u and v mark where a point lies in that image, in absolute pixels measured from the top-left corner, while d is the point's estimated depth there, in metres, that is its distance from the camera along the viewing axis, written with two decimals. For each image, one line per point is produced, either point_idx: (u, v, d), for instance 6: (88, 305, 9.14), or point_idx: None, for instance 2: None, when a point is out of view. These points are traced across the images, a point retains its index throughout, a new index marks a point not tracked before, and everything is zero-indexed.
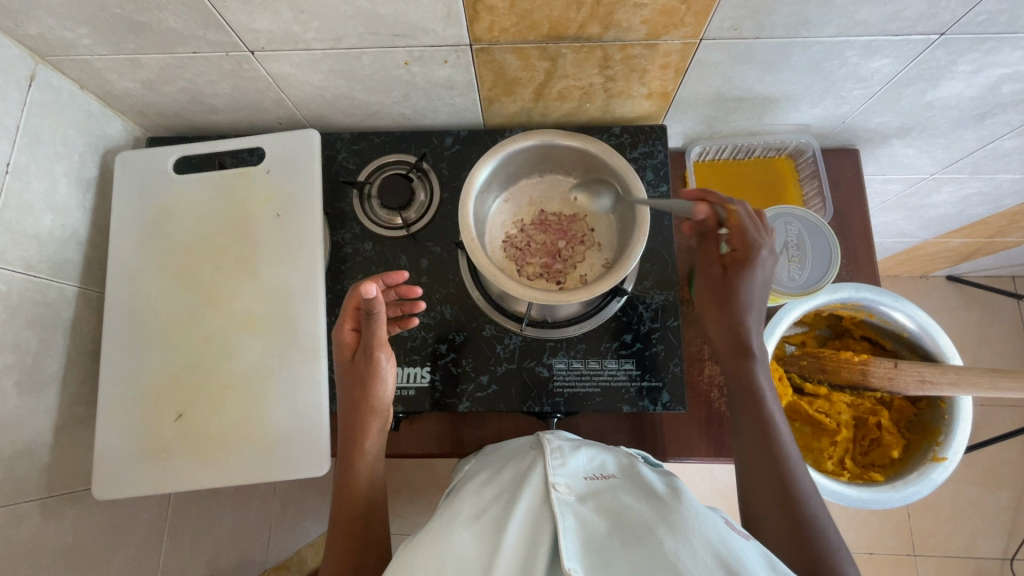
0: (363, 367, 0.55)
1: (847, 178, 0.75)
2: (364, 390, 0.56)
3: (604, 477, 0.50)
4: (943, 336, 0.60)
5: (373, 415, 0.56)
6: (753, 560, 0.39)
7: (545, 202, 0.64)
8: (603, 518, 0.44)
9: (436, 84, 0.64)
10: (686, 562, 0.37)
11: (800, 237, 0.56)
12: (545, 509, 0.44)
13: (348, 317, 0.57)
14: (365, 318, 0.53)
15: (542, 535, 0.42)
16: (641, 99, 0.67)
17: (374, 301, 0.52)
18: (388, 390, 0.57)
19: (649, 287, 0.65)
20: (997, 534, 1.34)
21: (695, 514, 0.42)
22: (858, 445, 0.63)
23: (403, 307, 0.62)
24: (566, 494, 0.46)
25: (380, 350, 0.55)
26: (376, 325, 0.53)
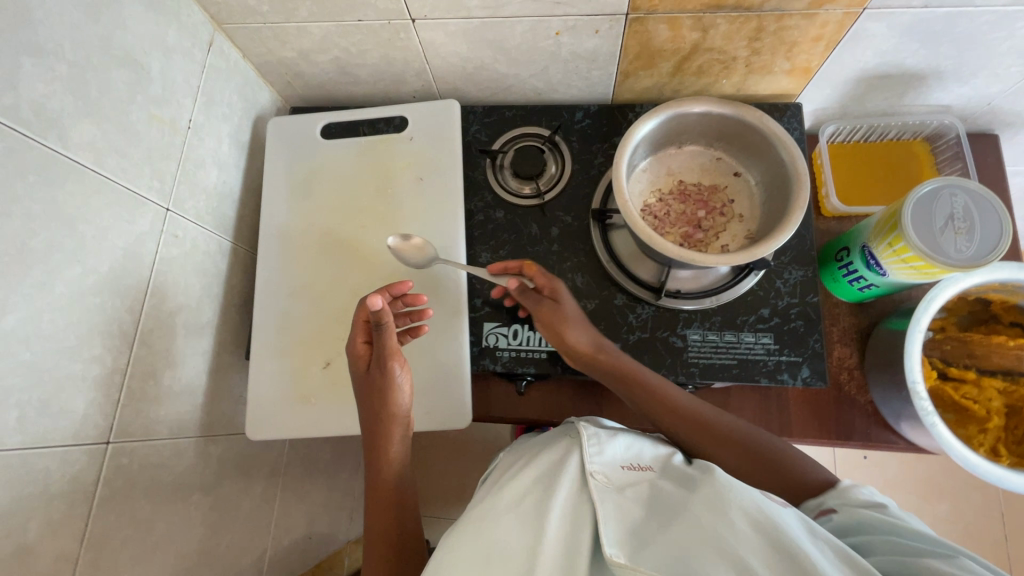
0: (377, 376, 0.56)
1: (987, 163, 0.73)
2: (382, 399, 0.56)
3: (642, 467, 0.51)
4: None
5: (397, 421, 0.56)
6: (794, 524, 0.40)
7: (683, 173, 0.65)
8: (641, 509, 0.45)
9: (579, 56, 0.65)
10: (731, 541, 0.38)
11: (967, 208, 0.54)
12: (585, 498, 0.46)
13: (359, 330, 0.57)
14: (375, 329, 0.54)
15: (583, 526, 0.43)
16: (781, 75, 0.67)
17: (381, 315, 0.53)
18: (406, 397, 0.57)
19: (786, 263, 0.65)
20: None
21: (729, 486, 0.43)
22: (1011, 433, 0.61)
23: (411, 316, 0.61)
24: (604, 483, 0.47)
25: (391, 359, 0.55)
26: (385, 335, 0.55)
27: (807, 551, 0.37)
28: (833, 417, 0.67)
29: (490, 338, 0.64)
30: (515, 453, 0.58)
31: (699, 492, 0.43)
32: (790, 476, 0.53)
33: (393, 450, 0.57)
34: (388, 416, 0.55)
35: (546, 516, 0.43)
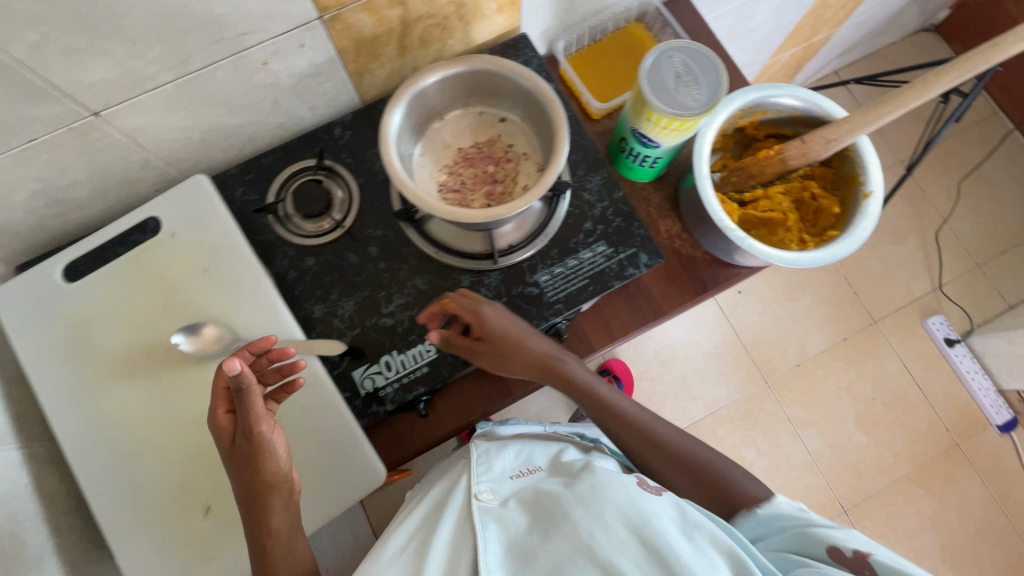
0: (246, 446, 0.48)
1: (690, 18, 0.82)
2: (254, 471, 0.48)
3: (528, 473, 0.67)
4: (824, 99, 0.68)
5: (278, 489, 0.49)
6: (670, 516, 0.54)
7: (458, 140, 0.65)
8: (521, 513, 0.59)
9: (301, 76, 0.62)
10: (596, 534, 0.52)
11: (686, 63, 0.61)
12: (466, 523, 0.59)
13: (220, 400, 0.50)
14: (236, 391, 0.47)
15: (463, 549, 0.56)
16: (495, 15, 0.69)
17: (238, 374, 0.45)
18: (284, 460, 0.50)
19: (583, 173, 0.68)
20: (921, 273, 1.60)
21: (598, 484, 0.58)
22: (806, 221, 0.71)
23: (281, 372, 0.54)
24: (490, 499, 0.62)
25: (259, 423, 0.48)
26: (250, 396, 0.47)
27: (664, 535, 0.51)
28: (686, 278, 0.75)
29: (367, 383, 0.62)
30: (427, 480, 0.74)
31: (579, 488, 0.58)
32: (710, 486, 0.61)
33: (276, 524, 0.49)
34: (266, 486, 0.48)
35: (432, 548, 0.55)
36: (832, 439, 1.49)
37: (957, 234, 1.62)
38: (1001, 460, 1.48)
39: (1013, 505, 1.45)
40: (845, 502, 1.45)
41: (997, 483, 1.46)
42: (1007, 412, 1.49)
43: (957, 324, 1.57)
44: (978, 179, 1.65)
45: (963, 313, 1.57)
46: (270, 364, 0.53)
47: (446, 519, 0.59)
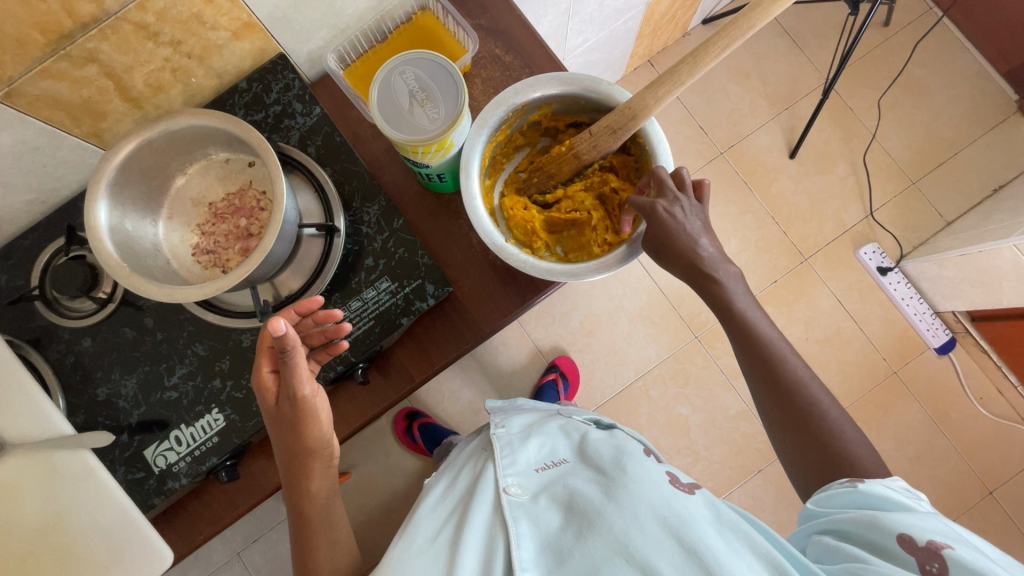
0: (289, 409, 0.56)
1: None
2: (296, 429, 0.57)
3: (557, 463, 0.75)
4: (604, 82, 0.61)
5: (314, 453, 0.59)
6: (704, 522, 0.61)
7: (207, 194, 0.60)
8: (553, 506, 0.66)
9: (18, 154, 0.57)
10: (632, 537, 0.58)
11: (418, 78, 0.55)
12: (499, 512, 0.66)
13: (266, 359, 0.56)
14: (281, 357, 0.53)
15: (496, 539, 0.63)
16: (234, 43, 0.62)
17: (292, 344, 0.52)
18: (323, 425, 0.59)
19: (359, 205, 0.65)
20: (853, 201, 1.52)
21: (635, 485, 0.65)
22: (613, 215, 0.67)
23: (326, 335, 0.59)
24: (518, 494, 0.69)
25: (303, 387, 0.56)
26: (297, 362, 0.54)
27: (695, 536, 0.57)
28: (512, 285, 0.68)
29: (159, 461, 0.61)
30: (439, 479, 0.85)
31: (617, 488, 0.65)
32: (830, 452, 0.61)
33: (315, 482, 0.62)
34: (303, 444, 0.58)
35: (467, 532, 0.64)
36: None
37: (887, 152, 1.53)
38: (939, 381, 1.46)
39: (952, 425, 1.45)
40: None
41: (935, 405, 1.45)
42: (944, 334, 1.46)
43: (892, 251, 1.51)
44: (908, 88, 1.54)
45: (897, 238, 1.51)
46: (315, 325, 0.59)
47: (479, 506, 0.67)
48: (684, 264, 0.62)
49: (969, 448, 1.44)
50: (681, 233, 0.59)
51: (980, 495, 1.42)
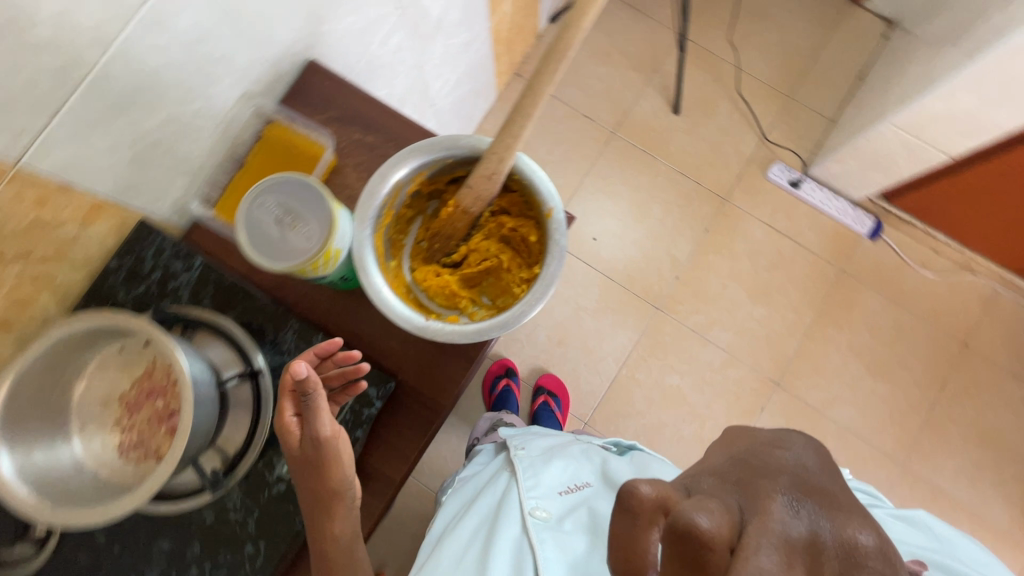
0: (313, 451, 0.55)
1: (329, 88, 0.75)
2: (319, 472, 0.55)
3: (578, 486, 0.79)
4: (463, 138, 0.63)
5: (338, 498, 0.56)
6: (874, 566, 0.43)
7: (114, 388, 0.57)
8: (580, 532, 0.73)
9: None
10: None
11: (281, 205, 0.55)
12: (525, 535, 0.71)
13: (288, 401, 0.57)
14: (305, 395, 0.54)
15: (523, 563, 0.69)
16: (89, 228, 0.60)
17: (309, 382, 0.52)
18: (345, 469, 0.57)
19: (273, 336, 0.64)
20: (744, 131, 1.61)
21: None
22: (522, 251, 0.68)
23: (346, 373, 0.61)
24: (543, 519, 0.73)
25: (323, 425, 0.55)
26: (317, 401, 0.54)
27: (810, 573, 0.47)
28: (452, 351, 0.67)
29: None
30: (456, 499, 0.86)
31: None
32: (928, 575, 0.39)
33: (341, 536, 0.57)
34: (327, 487, 0.55)
35: (496, 560, 0.69)
36: (738, 324, 1.53)
37: (755, 78, 1.62)
38: (883, 262, 1.54)
39: (909, 296, 1.53)
40: (775, 374, 1.50)
41: (888, 285, 1.53)
42: (869, 219, 1.54)
43: (795, 163, 1.60)
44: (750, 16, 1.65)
45: (794, 150, 1.60)
46: (335, 366, 0.62)
47: (508, 528, 0.72)
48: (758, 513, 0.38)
49: (932, 312, 1.52)
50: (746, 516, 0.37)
51: (958, 350, 1.50)
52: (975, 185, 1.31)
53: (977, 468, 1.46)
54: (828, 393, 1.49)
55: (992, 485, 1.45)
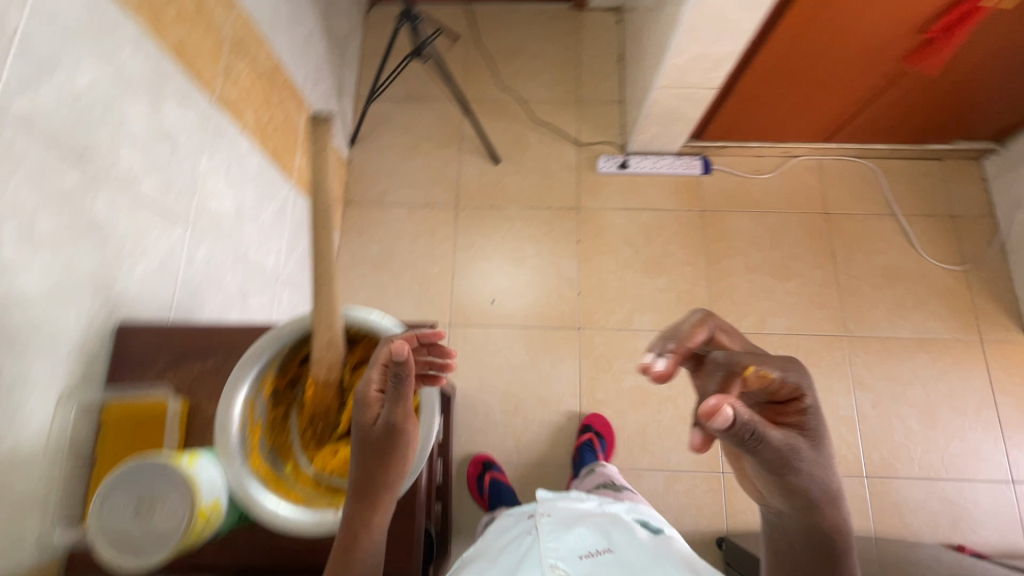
0: (379, 434, 0.57)
1: (150, 341, 0.74)
2: (380, 458, 0.57)
3: (597, 554, 0.76)
4: (285, 327, 0.64)
5: (383, 490, 0.58)
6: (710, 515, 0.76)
7: None
8: None
9: None
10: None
11: (130, 497, 0.51)
12: None
13: (378, 372, 0.57)
14: (399, 376, 0.55)
15: None
16: None
17: (405, 364, 0.55)
18: (405, 461, 0.59)
19: None
20: (559, 148, 1.77)
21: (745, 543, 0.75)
22: None
23: (431, 373, 0.62)
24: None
25: (404, 411, 0.57)
26: (403, 388, 0.56)
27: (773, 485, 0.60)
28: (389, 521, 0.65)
29: None
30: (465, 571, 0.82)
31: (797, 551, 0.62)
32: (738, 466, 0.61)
33: (373, 533, 0.58)
34: (383, 472, 0.57)
35: None
36: (651, 301, 1.62)
37: (543, 103, 1.81)
38: (726, 188, 1.71)
39: (762, 202, 1.70)
40: None
41: (741, 202, 1.70)
42: (696, 161, 1.71)
43: (615, 149, 1.76)
44: (511, 60, 1.85)
45: (607, 141, 1.76)
46: (423, 359, 0.62)
47: None
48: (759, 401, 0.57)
49: (786, 203, 1.70)
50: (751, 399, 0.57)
51: (823, 221, 1.68)
52: (747, 100, 1.47)
53: (899, 303, 1.60)
54: (755, 314, 1.60)
55: (918, 309, 1.60)
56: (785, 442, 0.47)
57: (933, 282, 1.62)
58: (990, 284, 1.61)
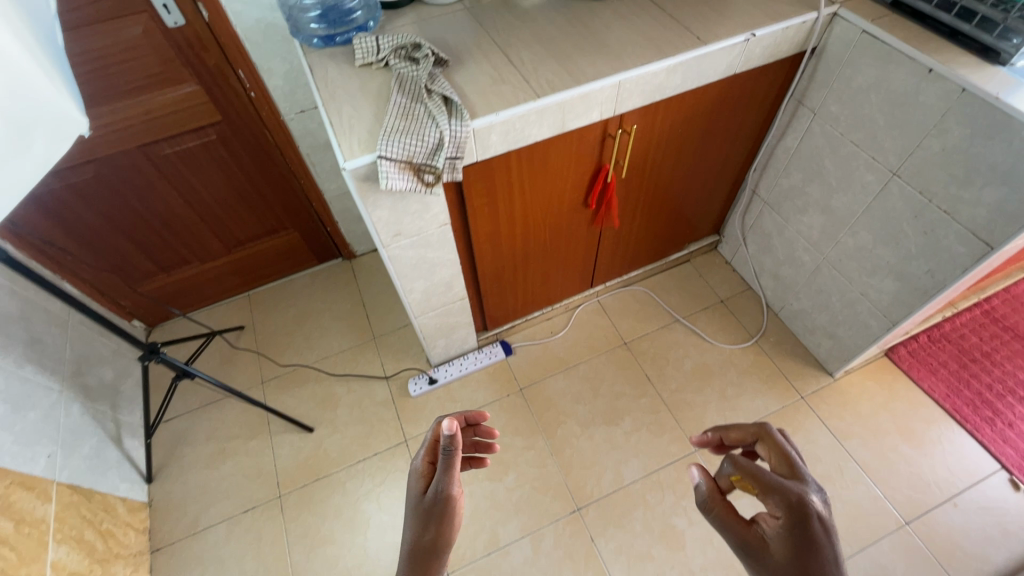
0: (440, 490, 0.82)
1: None
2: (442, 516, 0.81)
3: None
4: None
5: (441, 545, 0.79)
6: None
7: None
8: None
9: None
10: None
11: None
12: None
13: (427, 453, 0.89)
14: (450, 445, 0.80)
15: None
16: None
17: (454, 439, 0.79)
18: (455, 522, 0.82)
19: None
20: (369, 390, 1.76)
21: None
22: None
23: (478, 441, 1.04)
24: None
25: (449, 484, 0.82)
26: (451, 461, 0.81)
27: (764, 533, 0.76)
28: None
29: None
30: None
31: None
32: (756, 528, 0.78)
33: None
34: (440, 535, 0.80)
35: None
36: (509, 505, 1.53)
37: (340, 354, 1.84)
38: (533, 359, 1.79)
39: (568, 357, 1.79)
40: (570, 503, 1.52)
41: (551, 366, 1.77)
42: (497, 347, 1.79)
43: (422, 367, 1.80)
44: (299, 327, 1.92)
45: (412, 363, 1.80)
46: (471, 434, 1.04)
47: None
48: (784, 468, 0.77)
49: (589, 349, 1.80)
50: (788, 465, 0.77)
51: (626, 351, 1.79)
52: (499, 290, 1.61)
53: (723, 396, 1.67)
54: (609, 469, 1.57)
55: (739, 393, 1.68)
56: (796, 499, 0.71)
57: (738, 364, 1.74)
58: (780, 345, 1.77)
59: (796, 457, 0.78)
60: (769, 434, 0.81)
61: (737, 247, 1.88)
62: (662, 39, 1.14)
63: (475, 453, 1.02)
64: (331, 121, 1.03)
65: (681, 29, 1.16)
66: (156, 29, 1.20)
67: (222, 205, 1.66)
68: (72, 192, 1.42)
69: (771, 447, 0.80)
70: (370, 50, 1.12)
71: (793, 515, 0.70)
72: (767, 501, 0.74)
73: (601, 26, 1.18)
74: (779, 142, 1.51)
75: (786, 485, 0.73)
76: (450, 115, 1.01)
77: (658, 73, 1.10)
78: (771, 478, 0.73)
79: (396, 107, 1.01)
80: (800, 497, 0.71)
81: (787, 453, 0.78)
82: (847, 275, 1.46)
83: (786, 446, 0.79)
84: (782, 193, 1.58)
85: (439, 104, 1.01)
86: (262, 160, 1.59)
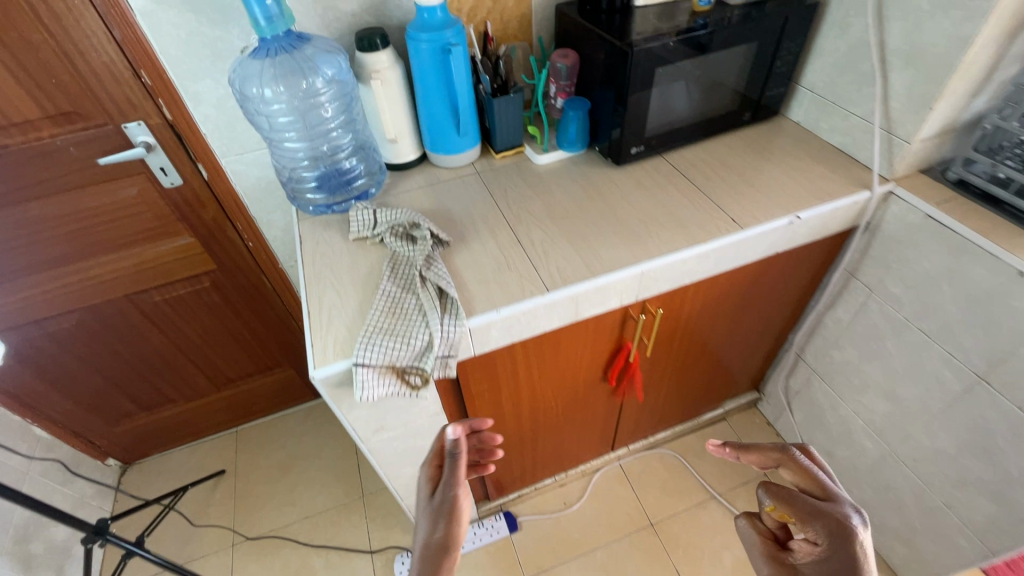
0: (447, 494, 0.63)
1: None
2: (449, 521, 0.62)
3: None
4: None
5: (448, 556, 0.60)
6: None
7: None
8: None
9: None
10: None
11: None
12: None
13: (433, 456, 0.69)
14: (454, 451, 0.65)
15: None
16: None
17: (459, 443, 0.65)
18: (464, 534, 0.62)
19: None
20: (350, 565, 1.51)
21: None
22: None
23: (483, 454, 0.77)
24: None
25: (457, 488, 0.64)
26: (457, 468, 0.65)
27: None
28: None
29: None
30: None
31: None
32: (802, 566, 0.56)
33: None
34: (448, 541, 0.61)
35: None
36: None
37: (324, 513, 1.62)
38: (542, 539, 1.53)
39: (584, 539, 1.52)
40: None
41: (563, 550, 1.50)
42: (501, 521, 1.54)
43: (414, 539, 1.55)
44: (283, 475, 1.72)
45: (403, 533, 1.56)
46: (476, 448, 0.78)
47: None
48: (825, 490, 0.57)
49: (608, 529, 1.53)
50: (830, 484, 0.58)
51: (653, 535, 1.51)
52: (503, 461, 1.40)
53: None
54: None
55: None
56: (837, 523, 0.53)
57: None
58: None
59: (831, 484, 0.58)
60: (801, 458, 0.59)
61: (782, 410, 1.64)
62: (691, 219, 1.01)
63: (483, 460, 0.78)
64: (309, 312, 0.90)
65: (712, 207, 1.03)
66: (152, 190, 1.14)
67: (212, 347, 1.54)
68: (50, 340, 1.32)
69: (799, 475, 0.60)
70: (366, 224, 1.02)
71: (840, 555, 0.51)
72: (806, 531, 0.55)
73: (622, 200, 1.07)
74: (827, 311, 1.33)
75: (818, 508, 0.54)
76: (444, 312, 0.87)
77: (687, 259, 0.96)
78: (806, 503, 0.55)
79: (384, 302, 0.88)
80: (842, 522, 0.52)
81: (823, 480, 0.58)
82: (924, 477, 1.20)
83: (819, 472, 0.59)
84: (834, 365, 1.37)
85: (432, 300, 0.87)
86: (257, 305, 1.49)
